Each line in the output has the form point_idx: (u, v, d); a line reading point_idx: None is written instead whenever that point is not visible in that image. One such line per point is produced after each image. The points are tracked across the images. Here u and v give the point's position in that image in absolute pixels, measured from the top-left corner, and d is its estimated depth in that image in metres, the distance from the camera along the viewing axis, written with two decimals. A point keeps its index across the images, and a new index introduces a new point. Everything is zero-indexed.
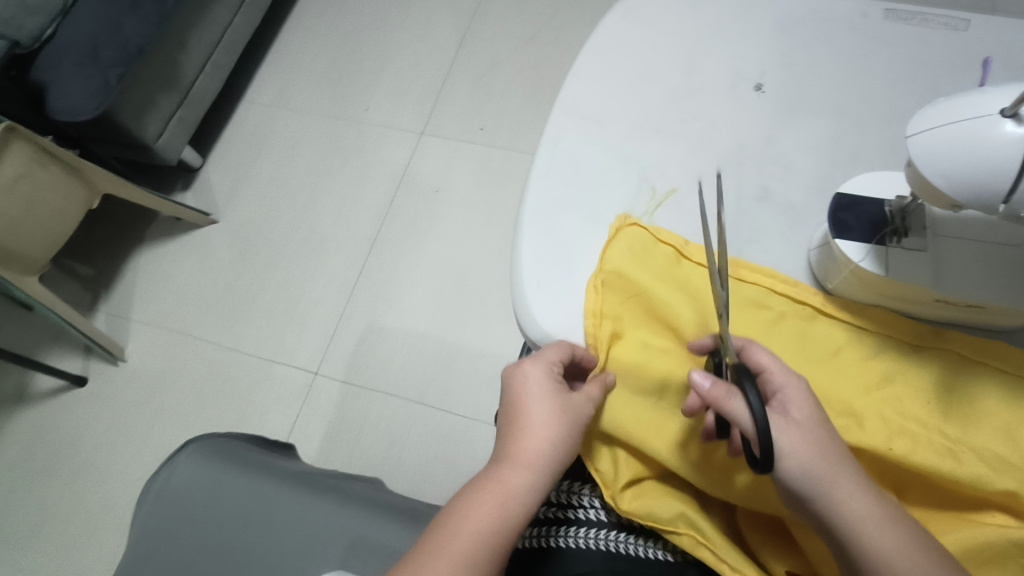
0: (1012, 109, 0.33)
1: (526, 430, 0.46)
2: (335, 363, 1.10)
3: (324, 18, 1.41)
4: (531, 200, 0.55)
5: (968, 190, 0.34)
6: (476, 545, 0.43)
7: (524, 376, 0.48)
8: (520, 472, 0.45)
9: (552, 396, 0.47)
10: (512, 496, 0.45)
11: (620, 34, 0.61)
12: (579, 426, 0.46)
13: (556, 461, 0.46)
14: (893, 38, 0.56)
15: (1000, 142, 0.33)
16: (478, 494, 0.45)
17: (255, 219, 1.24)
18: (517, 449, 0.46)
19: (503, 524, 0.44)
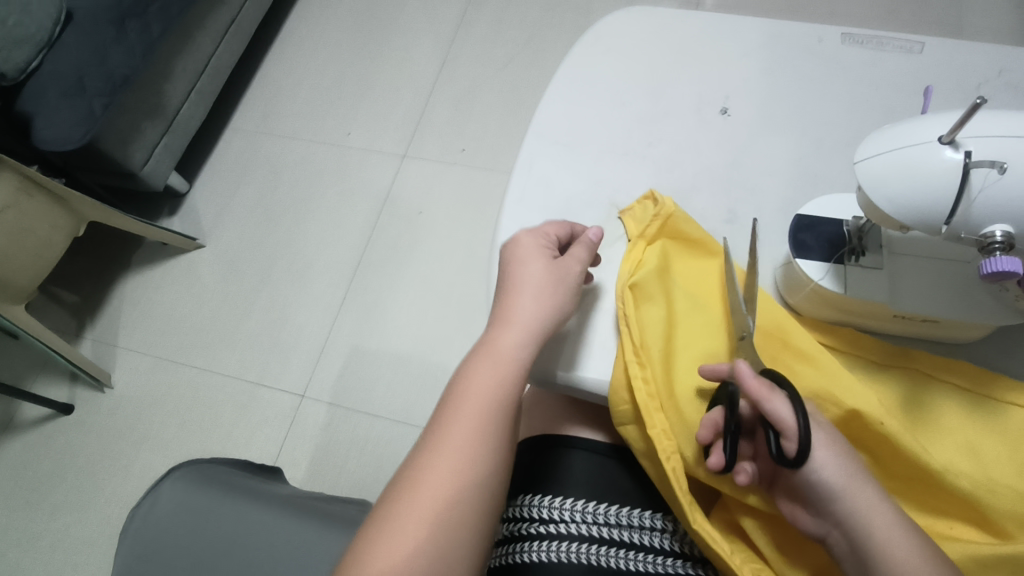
0: (949, 137, 0.35)
1: (518, 293, 0.49)
2: (322, 386, 1.10)
3: (308, 43, 1.44)
4: (506, 225, 0.57)
5: (913, 213, 0.36)
6: (474, 403, 0.47)
7: (517, 245, 0.51)
8: (508, 334, 0.48)
9: (541, 260, 0.49)
10: (509, 353, 0.48)
11: (590, 61, 0.63)
12: (568, 283, 0.49)
13: (550, 311, 0.48)
14: (849, 62, 0.58)
15: (940, 169, 0.35)
16: (479, 361, 0.48)
17: (241, 243, 1.25)
18: (508, 312, 0.49)
19: (504, 374, 0.47)
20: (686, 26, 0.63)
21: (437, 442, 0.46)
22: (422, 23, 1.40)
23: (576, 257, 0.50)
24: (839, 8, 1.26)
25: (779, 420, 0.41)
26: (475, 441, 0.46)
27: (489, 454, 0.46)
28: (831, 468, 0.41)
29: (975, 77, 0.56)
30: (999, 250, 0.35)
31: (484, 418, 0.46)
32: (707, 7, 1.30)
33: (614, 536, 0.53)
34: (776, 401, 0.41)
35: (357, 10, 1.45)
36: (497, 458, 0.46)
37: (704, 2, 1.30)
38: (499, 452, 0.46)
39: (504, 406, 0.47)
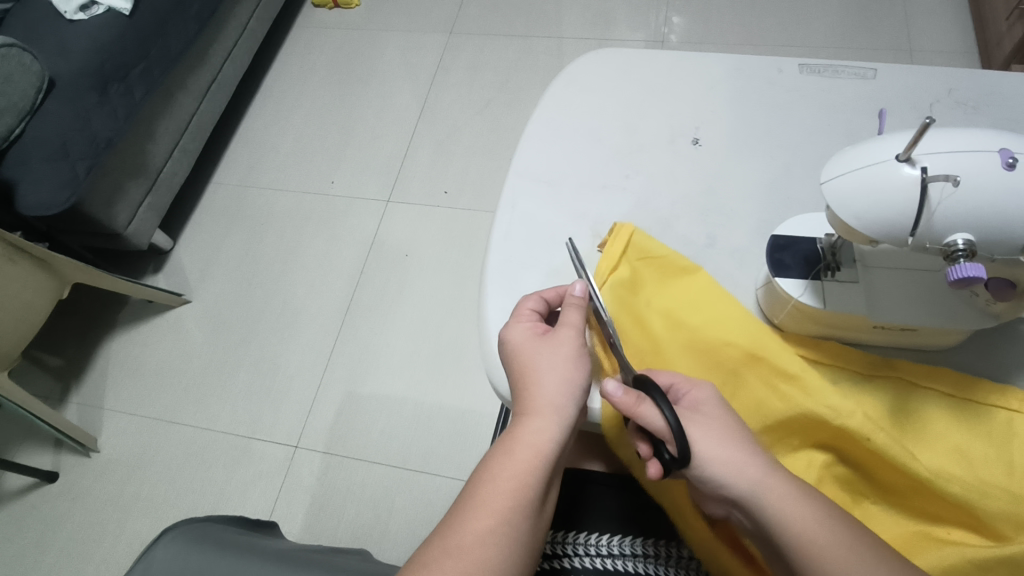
0: (905, 155, 0.37)
1: (544, 379, 0.47)
2: (315, 435, 1.09)
3: (288, 98, 1.47)
4: (493, 261, 0.58)
5: (878, 227, 0.38)
6: (506, 498, 0.44)
7: (510, 339, 0.49)
8: (538, 421, 0.46)
9: (541, 343, 0.48)
10: (538, 444, 0.45)
11: (565, 101, 0.66)
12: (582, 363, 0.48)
13: (572, 400, 0.47)
14: (809, 90, 0.62)
15: (899, 186, 0.37)
16: (508, 452, 0.45)
17: (229, 295, 1.24)
18: (533, 398, 0.47)
19: (534, 466, 0.45)
20: (652, 64, 0.66)
21: (458, 537, 0.42)
22: (399, 72, 1.45)
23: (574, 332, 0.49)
24: (798, 38, 1.32)
25: (654, 427, 0.43)
26: (499, 539, 0.42)
27: (521, 551, 0.43)
28: (716, 465, 0.42)
29: (926, 97, 0.60)
30: (962, 257, 0.37)
31: (517, 515, 0.43)
32: (672, 44, 1.36)
33: (633, 569, 0.52)
34: (645, 411, 0.42)
35: (335, 64, 1.50)
36: (526, 556, 0.44)
37: (669, 39, 1.37)
38: (528, 548, 0.44)
39: (533, 500, 0.44)
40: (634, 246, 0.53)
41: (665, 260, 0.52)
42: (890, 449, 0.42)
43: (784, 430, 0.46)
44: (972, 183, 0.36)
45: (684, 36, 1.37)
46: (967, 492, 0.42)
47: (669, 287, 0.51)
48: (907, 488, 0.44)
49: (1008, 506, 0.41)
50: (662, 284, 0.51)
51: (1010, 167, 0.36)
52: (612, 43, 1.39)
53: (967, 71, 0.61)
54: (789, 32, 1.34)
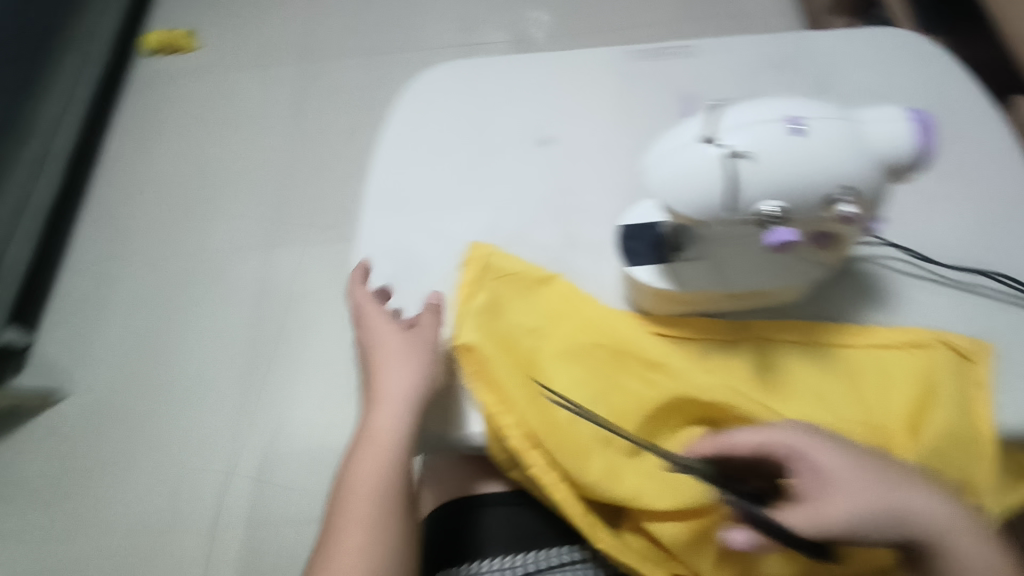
0: (709, 136, 0.39)
1: (387, 379, 0.52)
2: (233, 509, 1.02)
3: (140, 156, 1.37)
4: (359, 300, 0.55)
5: (698, 208, 0.40)
6: (366, 483, 0.50)
7: (364, 340, 0.55)
8: (381, 412, 0.51)
9: (386, 340, 0.53)
10: (383, 433, 0.50)
11: (409, 121, 0.64)
12: (424, 358, 0.51)
13: (412, 384, 0.51)
14: (641, 75, 0.64)
15: (707, 166, 0.39)
16: (360, 451, 0.51)
17: (109, 380, 1.14)
18: (381, 391, 0.52)
19: (383, 462, 0.50)
20: (489, 71, 0.66)
21: (335, 522, 0.50)
22: (260, 110, 1.38)
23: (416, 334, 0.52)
24: (650, 15, 1.37)
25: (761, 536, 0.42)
26: (365, 521, 0.49)
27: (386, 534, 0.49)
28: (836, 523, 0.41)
29: (746, 65, 0.64)
30: (774, 224, 0.39)
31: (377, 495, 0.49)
32: (536, 41, 1.38)
33: None
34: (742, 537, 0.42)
35: (188, 112, 1.41)
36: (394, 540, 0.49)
37: (533, 38, 1.39)
38: (397, 532, 0.50)
39: (393, 493, 0.50)
40: (490, 266, 0.52)
41: (521, 274, 0.52)
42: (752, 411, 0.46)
43: (664, 415, 0.48)
44: (767, 152, 0.38)
45: (548, 32, 1.39)
46: (821, 436, 0.47)
47: (527, 302, 0.51)
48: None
49: (857, 441, 0.47)
50: (524, 300, 0.51)
51: (796, 133, 0.38)
52: (476, 49, 1.39)
53: (778, 37, 0.65)
54: (641, 12, 1.39)
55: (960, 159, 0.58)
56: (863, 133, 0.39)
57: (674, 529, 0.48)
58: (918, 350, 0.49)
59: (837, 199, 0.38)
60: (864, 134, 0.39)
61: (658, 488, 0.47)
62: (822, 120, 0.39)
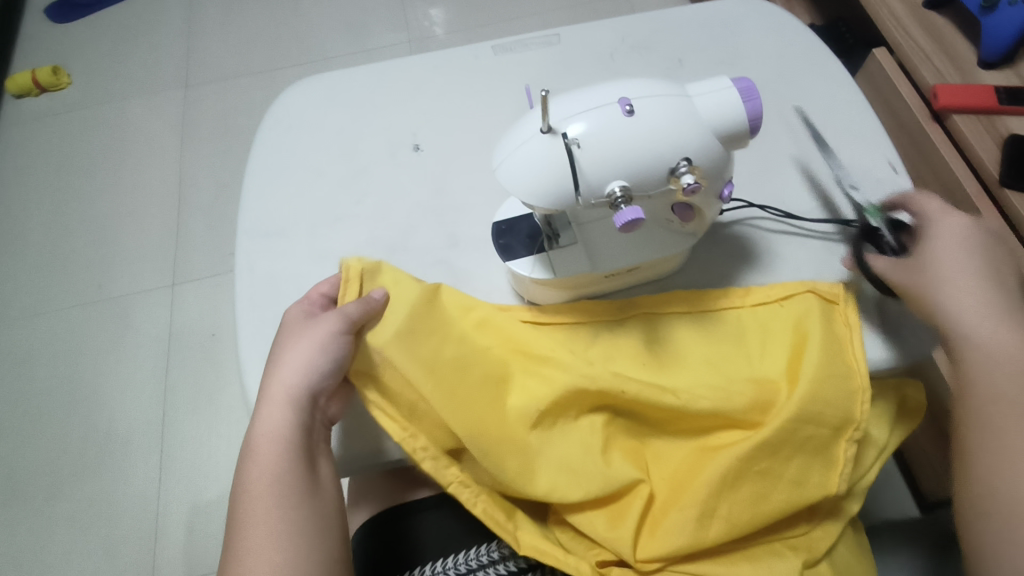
0: (545, 126, 0.39)
1: (281, 365, 0.47)
2: (169, 564, 0.96)
3: (17, 209, 1.27)
4: (243, 335, 0.53)
5: (549, 196, 0.40)
6: (258, 483, 0.43)
7: (282, 331, 0.49)
8: (271, 407, 0.45)
9: (302, 332, 0.48)
10: (276, 428, 0.45)
11: (276, 143, 0.62)
12: (325, 342, 0.46)
13: (308, 375, 0.46)
14: (506, 68, 0.64)
15: (549, 155, 0.39)
16: (248, 446, 0.45)
17: (12, 453, 1.06)
18: (270, 385, 0.46)
19: (274, 452, 0.44)
20: (354, 82, 0.65)
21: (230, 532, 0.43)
22: (145, 144, 1.31)
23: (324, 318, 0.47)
24: (537, 3, 1.38)
25: None
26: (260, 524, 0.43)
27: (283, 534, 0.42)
28: None
29: (606, 48, 0.65)
30: (622, 203, 0.40)
31: (269, 496, 0.43)
32: (434, 37, 1.36)
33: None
34: None
35: (65, 154, 1.32)
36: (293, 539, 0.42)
37: (434, 33, 1.37)
38: (296, 530, 0.43)
39: (290, 488, 0.44)
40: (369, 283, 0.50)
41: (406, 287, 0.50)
42: (644, 390, 0.46)
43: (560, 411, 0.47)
44: (603, 136, 0.39)
45: (447, 27, 1.37)
46: (716, 401, 0.46)
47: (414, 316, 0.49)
48: (675, 417, 0.47)
49: (751, 396, 0.46)
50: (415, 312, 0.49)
51: (628, 113, 0.39)
52: (371, 53, 1.36)
53: (633, 18, 0.67)
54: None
55: (809, 115, 0.61)
56: (694, 106, 0.40)
57: (606, 519, 0.46)
58: (788, 302, 0.51)
59: (680, 171, 0.40)
60: (694, 107, 0.40)
61: (568, 480, 0.45)
62: (651, 99, 0.40)
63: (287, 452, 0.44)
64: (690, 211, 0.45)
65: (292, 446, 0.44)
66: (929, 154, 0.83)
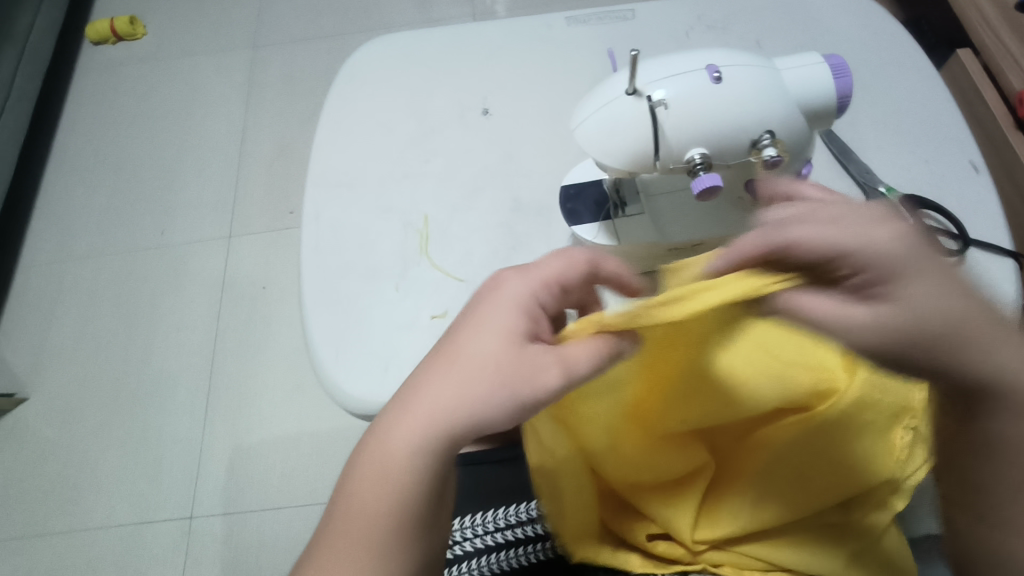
0: (630, 87, 0.40)
1: (417, 398, 0.36)
2: (209, 499, 1.02)
3: (90, 151, 1.33)
4: (307, 277, 0.55)
5: (626, 157, 0.40)
6: (367, 522, 0.35)
7: (485, 306, 0.37)
8: (404, 425, 0.35)
9: (508, 342, 0.36)
10: (400, 456, 0.35)
11: (350, 97, 0.64)
12: (512, 391, 0.35)
13: (467, 413, 0.35)
14: (580, 40, 0.64)
15: (632, 116, 0.39)
16: (351, 485, 0.36)
17: (73, 380, 1.12)
18: (418, 398, 0.36)
19: (393, 483, 0.35)
20: (427, 44, 0.66)
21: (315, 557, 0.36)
22: (213, 98, 1.35)
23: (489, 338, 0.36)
24: None
25: None
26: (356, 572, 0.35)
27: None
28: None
29: (683, 26, 0.64)
30: (701, 170, 0.40)
31: (373, 542, 0.35)
32: (497, 12, 1.36)
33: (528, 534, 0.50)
34: None
35: (137, 103, 1.37)
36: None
37: (497, 10, 1.37)
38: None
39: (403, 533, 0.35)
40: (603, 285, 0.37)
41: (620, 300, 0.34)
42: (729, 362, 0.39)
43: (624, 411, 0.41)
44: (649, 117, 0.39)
45: (511, 4, 1.37)
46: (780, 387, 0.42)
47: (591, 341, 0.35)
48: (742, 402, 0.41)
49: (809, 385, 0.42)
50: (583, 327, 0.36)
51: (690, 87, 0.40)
52: (434, 24, 1.37)
53: None
54: None
55: (891, 108, 0.60)
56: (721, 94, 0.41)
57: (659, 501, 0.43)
58: None
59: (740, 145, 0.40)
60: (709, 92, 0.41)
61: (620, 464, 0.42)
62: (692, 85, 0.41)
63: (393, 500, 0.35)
64: None
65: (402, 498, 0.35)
66: (1008, 163, 0.80)
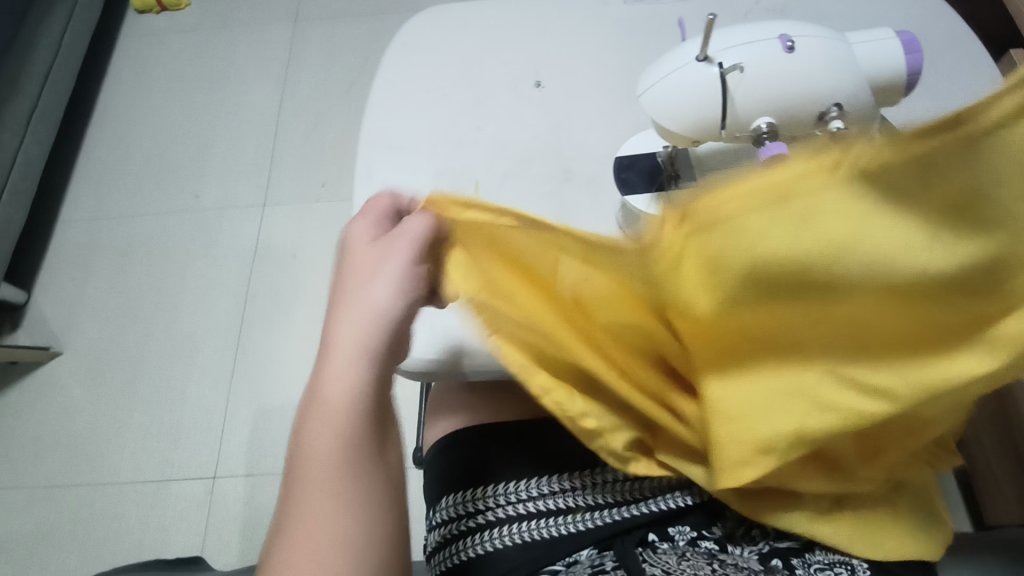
0: (702, 54, 0.40)
1: (327, 355, 0.39)
2: (232, 460, 1.03)
3: (129, 116, 1.35)
4: None
5: (693, 125, 0.41)
6: (326, 467, 0.38)
7: (348, 252, 0.42)
8: (339, 369, 0.39)
9: (374, 257, 0.40)
10: (341, 398, 0.39)
11: (405, 64, 0.65)
12: (397, 289, 0.38)
13: (380, 325, 0.39)
14: (636, 19, 0.64)
15: (703, 84, 0.40)
16: (304, 461, 0.39)
17: (106, 337, 1.14)
18: (333, 341, 0.39)
19: (343, 418, 0.39)
20: (482, 17, 0.66)
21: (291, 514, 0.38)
22: (252, 70, 1.37)
23: (380, 290, 0.38)
24: None
25: None
26: (339, 512, 0.38)
27: (348, 533, 0.38)
28: None
29: (740, 8, 0.64)
30: (767, 139, 0.40)
31: (343, 476, 0.38)
32: None
33: (620, 496, 0.47)
34: None
35: (178, 71, 1.39)
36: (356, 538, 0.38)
37: None
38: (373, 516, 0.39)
39: (360, 453, 0.39)
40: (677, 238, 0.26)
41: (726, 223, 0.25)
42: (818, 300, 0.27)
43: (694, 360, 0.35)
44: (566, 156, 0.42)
45: None
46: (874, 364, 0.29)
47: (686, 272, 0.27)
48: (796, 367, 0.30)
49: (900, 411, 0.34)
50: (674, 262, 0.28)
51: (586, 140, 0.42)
52: None
53: None
54: None
55: None
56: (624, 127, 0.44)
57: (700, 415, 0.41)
58: None
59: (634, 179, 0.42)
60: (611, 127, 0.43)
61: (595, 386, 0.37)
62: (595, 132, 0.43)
63: (346, 452, 0.39)
64: None
65: (357, 443, 0.39)
66: None
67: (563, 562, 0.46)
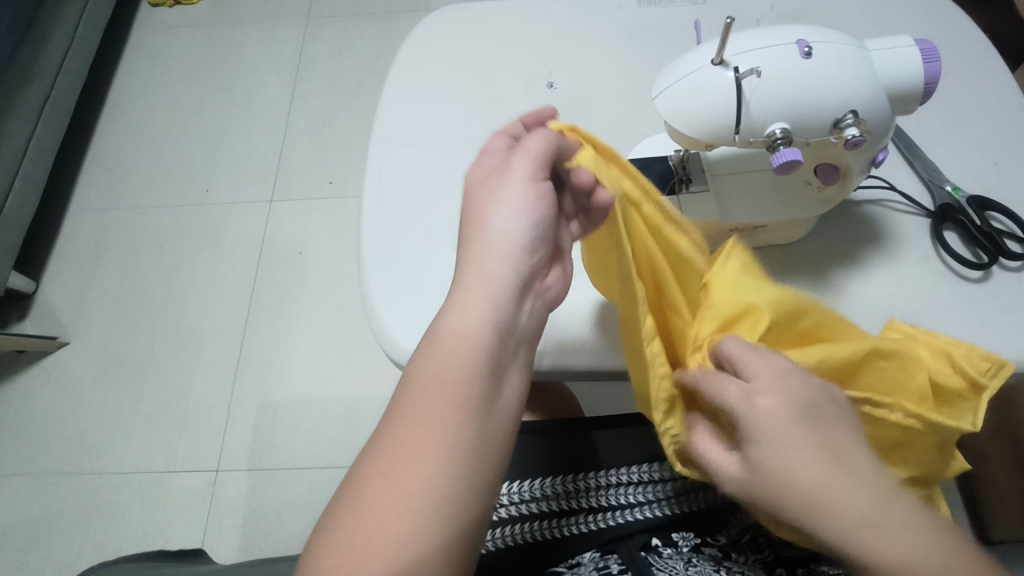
0: (717, 58, 0.40)
1: (458, 283, 0.39)
2: (235, 454, 1.03)
3: (140, 109, 1.36)
4: (366, 231, 0.56)
5: (707, 130, 0.41)
6: (445, 400, 0.35)
7: (473, 183, 0.42)
8: (473, 300, 0.38)
9: (525, 181, 0.40)
10: (470, 329, 0.37)
11: (417, 62, 0.65)
12: (541, 220, 0.40)
13: (518, 251, 0.39)
14: (648, 22, 0.63)
15: (718, 88, 0.40)
16: (402, 406, 0.36)
17: (112, 328, 1.15)
18: (464, 270, 0.39)
19: (467, 355, 0.36)
20: (495, 15, 0.66)
21: (391, 455, 0.34)
22: (263, 66, 1.37)
23: (509, 220, 0.39)
24: None
25: None
26: (448, 455, 0.34)
27: (444, 493, 0.33)
28: None
29: (756, 13, 0.63)
30: (782, 145, 0.40)
31: (459, 414, 0.35)
32: None
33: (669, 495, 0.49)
34: None
35: (189, 65, 1.39)
36: (437, 507, 0.33)
37: None
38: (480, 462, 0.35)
39: (476, 393, 0.36)
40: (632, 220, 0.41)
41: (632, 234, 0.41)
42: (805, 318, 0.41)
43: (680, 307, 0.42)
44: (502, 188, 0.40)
45: None
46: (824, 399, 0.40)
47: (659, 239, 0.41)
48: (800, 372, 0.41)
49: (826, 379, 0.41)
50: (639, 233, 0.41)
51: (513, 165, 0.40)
52: None
53: None
54: None
55: (967, 110, 0.58)
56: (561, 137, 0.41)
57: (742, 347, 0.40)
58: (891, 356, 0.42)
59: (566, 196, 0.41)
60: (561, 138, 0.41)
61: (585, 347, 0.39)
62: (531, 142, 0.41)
63: (444, 408, 0.35)
64: (840, 172, 0.44)
65: (459, 397, 0.35)
66: None
67: (569, 563, 0.47)
